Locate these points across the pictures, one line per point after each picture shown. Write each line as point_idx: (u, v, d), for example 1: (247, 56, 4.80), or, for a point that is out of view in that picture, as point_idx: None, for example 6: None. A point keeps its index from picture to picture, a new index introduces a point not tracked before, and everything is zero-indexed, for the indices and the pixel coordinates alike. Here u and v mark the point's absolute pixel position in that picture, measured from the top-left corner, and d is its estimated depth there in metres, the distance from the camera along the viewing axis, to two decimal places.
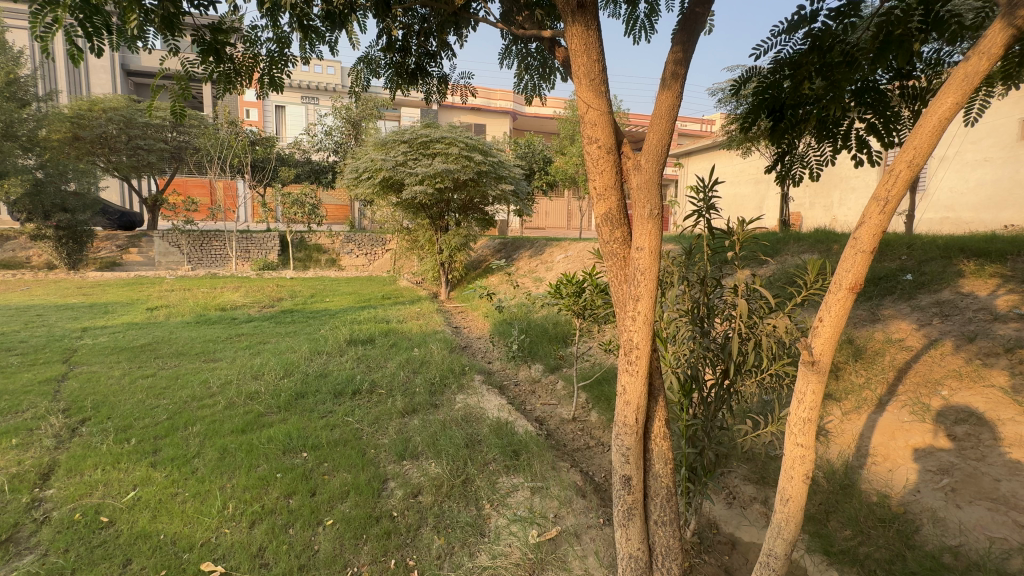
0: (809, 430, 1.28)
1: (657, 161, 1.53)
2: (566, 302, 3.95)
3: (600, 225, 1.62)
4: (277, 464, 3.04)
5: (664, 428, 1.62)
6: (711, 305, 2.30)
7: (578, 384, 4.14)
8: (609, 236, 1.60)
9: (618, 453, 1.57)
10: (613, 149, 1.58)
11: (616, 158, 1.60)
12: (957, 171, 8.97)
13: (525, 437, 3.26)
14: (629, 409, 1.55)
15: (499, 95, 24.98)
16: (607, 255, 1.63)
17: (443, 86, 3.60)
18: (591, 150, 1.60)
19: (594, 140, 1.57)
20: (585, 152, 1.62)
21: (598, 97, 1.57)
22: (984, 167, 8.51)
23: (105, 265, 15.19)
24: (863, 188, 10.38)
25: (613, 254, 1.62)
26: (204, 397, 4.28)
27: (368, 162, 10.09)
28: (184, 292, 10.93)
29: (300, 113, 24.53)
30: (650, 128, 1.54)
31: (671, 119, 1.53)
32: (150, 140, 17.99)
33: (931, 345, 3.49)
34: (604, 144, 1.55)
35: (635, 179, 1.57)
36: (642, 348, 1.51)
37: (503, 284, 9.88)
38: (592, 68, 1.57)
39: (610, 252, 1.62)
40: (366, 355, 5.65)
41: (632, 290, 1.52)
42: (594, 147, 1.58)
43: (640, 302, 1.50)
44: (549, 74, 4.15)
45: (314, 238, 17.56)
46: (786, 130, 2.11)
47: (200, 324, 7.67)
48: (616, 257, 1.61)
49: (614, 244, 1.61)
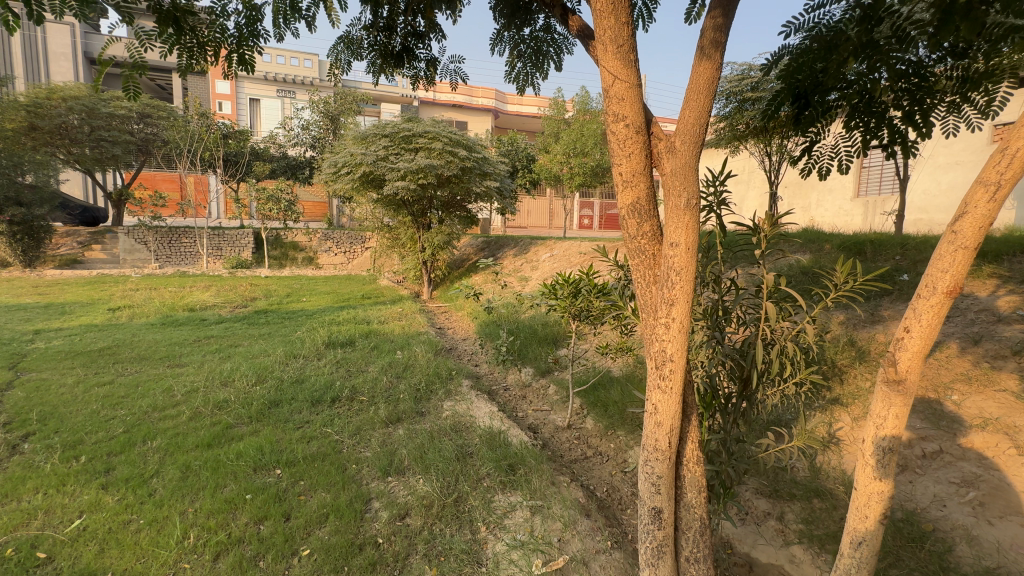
0: (890, 462, 1.33)
1: (693, 142, 1.32)
2: (561, 303, 3.75)
3: (624, 215, 1.44)
4: (246, 484, 2.74)
5: (698, 453, 1.48)
6: (729, 307, 2.11)
7: (573, 390, 3.93)
8: (636, 230, 1.41)
9: (648, 482, 1.42)
10: (643, 131, 1.40)
11: (645, 140, 1.41)
12: (929, 173, 9.08)
13: (521, 449, 3.04)
14: (661, 431, 1.39)
15: (481, 92, 24.74)
16: (634, 249, 1.45)
17: (430, 71, 3.32)
18: (617, 131, 1.40)
19: (622, 118, 1.38)
20: (610, 132, 1.43)
21: (627, 68, 1.37)
22: (956, 169, 8.65)
23: (66, 263, 14.33)
24: (840, 190, 10.49)
25: (641, 250, 1.43)
26: (166, 407, 3.93)
27: (347, 156, 9.69)
28: (151, 291, 10.38)
29: (276, 106, 23.90)
30: (685, 104, 1.34)
31: (710, 94, 1.33)
32: (114, 132, 17.16)
33: (935, 347, 3.39)
34: (632, 123, 1.36)
35: (667, 163, 1.38)
36: (677, 363, 1.34)
37: (488, 283, 9.64)
38: (621, 34, 1.37)
39: (637, 250, 1.44)
40: (346, 359, 5.33)
41: (666, 294, 1.34)
42: (620, 126, 1.39)
43: (675, 309, 1.33)
44: (541, 63, 3.95)
45: (291, 236, 17.00)
46: (813, 118, 1.98)
47: (165, 326, 7.21)
48: (644, 255, 1.43)
49: (642, 238, 1.42)
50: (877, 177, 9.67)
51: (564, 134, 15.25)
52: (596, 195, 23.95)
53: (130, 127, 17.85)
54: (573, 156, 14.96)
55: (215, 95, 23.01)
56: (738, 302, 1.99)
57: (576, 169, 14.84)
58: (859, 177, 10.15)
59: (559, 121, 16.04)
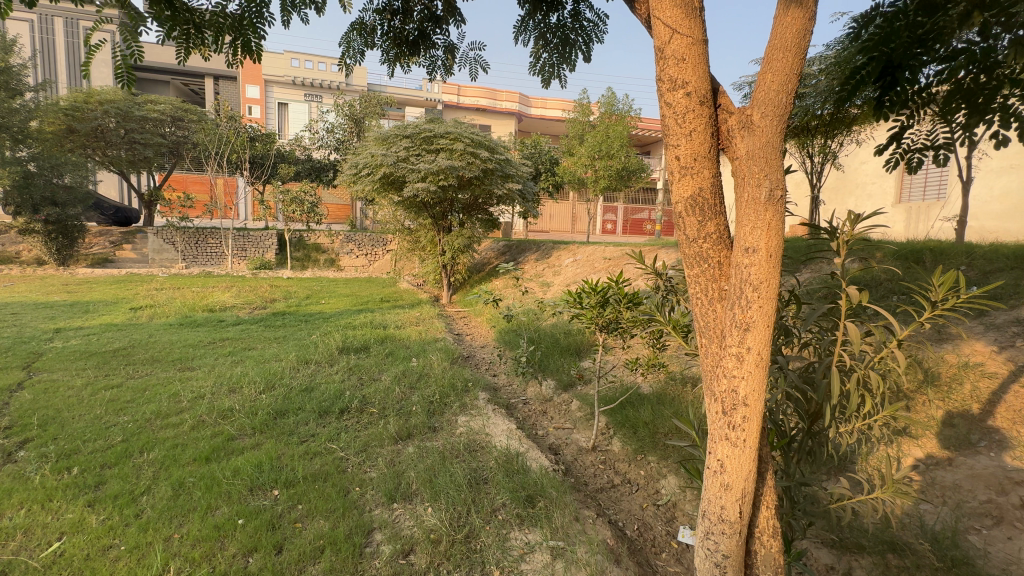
0: None
1: (775, 123, 1.20)
2: (587, 313, 3.42)
3: (684, 210, 1.33)
4: (238, 507, 2.51)
5: (773, 525, 1.40)
6: (793, 328, 1.79)
7: (599, 408, 3.60)
8: (698, 232, 1.31)
9: (711, 556, 1.36)
10: (710, 107, 1.30)
11: (712, 118, 1.31)
12: (981, 177, 8.49)
13: (542, 476, 2.74)
14: (730, 496, 1.30)
15: (505, 95, 24.59)
16: (695, 254, 1.34)
17: (450, 58, 3.05)
18: (678, 100, 1.31)
19: (684, 87, 1.28)
20: (667, 103, 1.33)
21: (693, 35, 1.28)
22: (1010, 174, 8.06)
23: (98, 261, 14.69)
24: (880, 195, 9.91)
25: (705, 257, 1.33)
26: (170, 414, 3.76)
27: (368, 157, 9.57)
28: (175, 290, 10.46)
29: (303, 110, 24.31)
30: (764, 70, 1.22)
31: (798, 59, 1.19)
32: (147, 135, 17.60)
33: (1019, 372, 2.94)
34: (695, 92, 1.27)
35: (742, 143, 1.27)
36: (751, 407, 1.23)
37: (509, 289, 9.39)
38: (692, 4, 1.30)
39: (700, 254, 1.34)
40: (359, 366, 5.10)
41: (736, 317, 1.23)
42: (681, 96, 1.30)
43: (750, 335, 1.21)
44: (569, 54, 3.66)
45: (313, 238, 17.11)
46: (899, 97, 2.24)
47: (183, 327, 7.16)
48: (710, 266, 1.32)
49: (707, 243, 1.31)
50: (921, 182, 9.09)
51: (588, 136, 14.94)
52: (620, 199, 23.53)
53: (162, 130, 18.32)
54: (598, 159, 14.60)
55: (245, 100, 23.50)
56: (809, 320, 1.70)
57: (601, 173, 14.48)
58: (901, 182, 9.59)
59: (584, 123, 15.71)
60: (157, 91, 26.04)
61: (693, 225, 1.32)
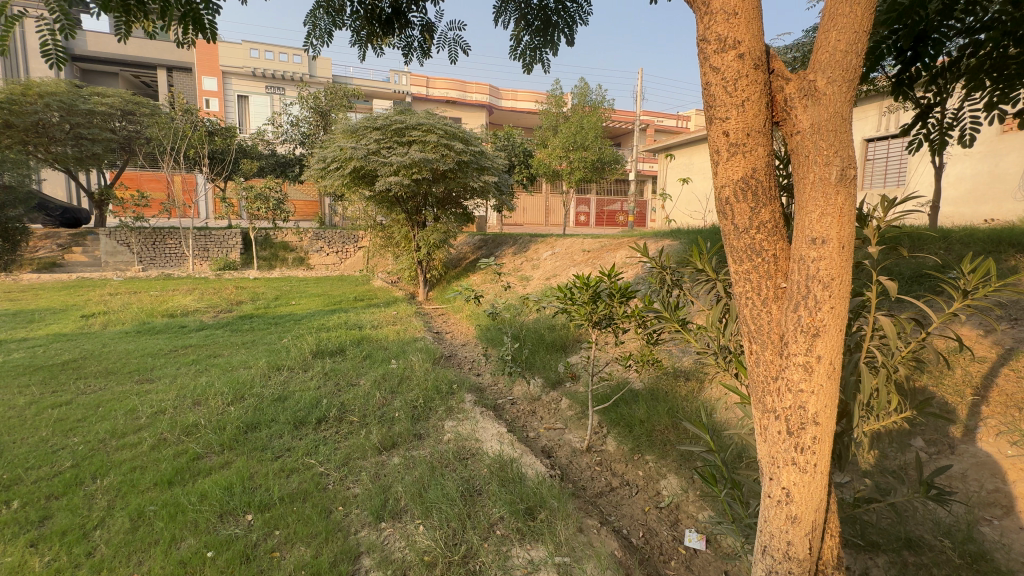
0: None
1: (841, 100, 1.20)
2: (576, 310, 3.25)
3: (732, 197, 1.32)
4: (208, 537, 2.26)
5: (835, 550, 1.43)
6: None
7: (593, 407, 3.46)
8: (756, 224, 1.30)
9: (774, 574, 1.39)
10: (765, 81, 1.28)
11: (766, 93, 1.30)
12: None
13: (540, 485, 2.58)
14: (800, 528, 1.33)
15: (474, 87, 24.20)
16: (747, 248, 1.33)
17: (426, 38, 2.82)
18: (732, 67, 1.27)
19: (737, 47, 1.25)
20: (717, 73, 1.30)
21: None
22: (964, 161, 8.44)
23: (45, 265, 13.69)
24: None
25: (760, 250, 1.32)
26: (127, 432, 3.43)
27: (336, 150, 9.14)
28: (131, 295, 9.82)
29: (265, 103, 23.32)
30: (827, 37, 1.22)
31: (865, 27, 1.18)
32: (95, 130, 16.50)
33: (1009, 354, 2.94)
34: (752, 60, 1.26)
35: (805, 120, 1.26)
36: (822, 423, 1.26)
37: (487, 283, 9.21)
38: None
39: (757, 248, 1.33)
40: (335, 371, 4.83)
41: (803, 321, 1.23)
42: (735, 62, 1.27)
43: (819, 340, 1.22)
44: (551, 36, 3.49)
45: (280, 236, 16.45)
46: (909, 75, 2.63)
47: (141, 334, 6.68)
48: (769, 262, 1.32)
49: (761, 236, 1.31)
50: (882, 169, 9.35)
51: (562, 128, 14.80)
52: (593, 191, 23.61)
53: (111, 125, 17.21)
54: (572, 150, 14.50)
55: (202, 93, 22.38)
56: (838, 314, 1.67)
57: (575, 164, 14.43)
58: (863, 171, 9.84)
59: (557, 114, 15.58)
60: (105, 83, 24.52)
61: (745, 214, 1.31)
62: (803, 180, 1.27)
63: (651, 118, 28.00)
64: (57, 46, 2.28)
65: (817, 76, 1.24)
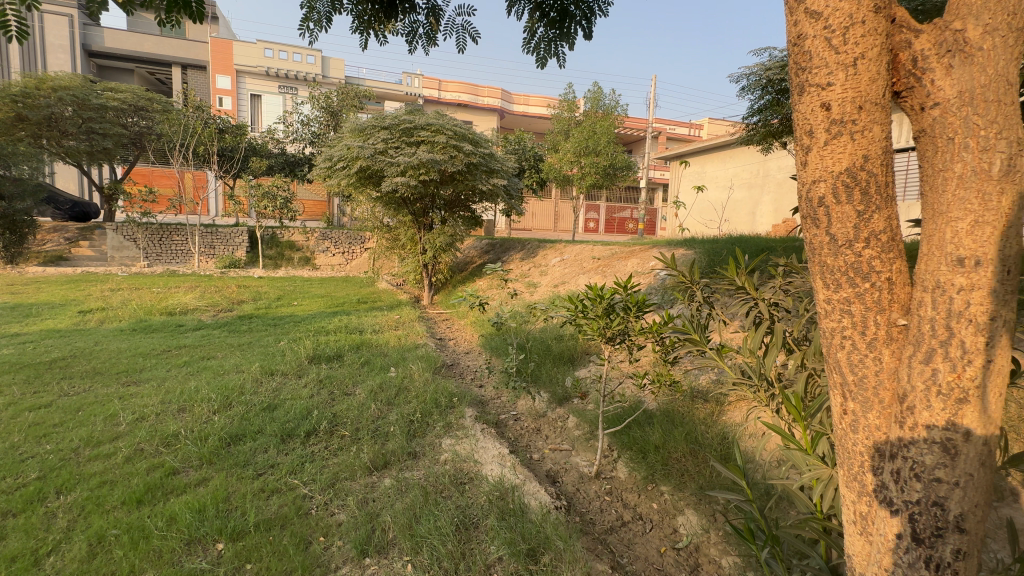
0: None
1: (996, 69, 0.99)
2: (588, 325, 2.99)
3: (830, 197, 1.11)
4: (170, 570, 2.02)
5: None
6: None
7: (605, 429, 3.17)
8: (869, 234, 1.08)
9: None
10: (888, 43, 1.07)
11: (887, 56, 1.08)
12: None
13: (543, 521, 2.32)
14: None
15: (487, 91, 24.09)
16: (850, 266, 1.11)
17: (433, 22, 2.59)
18: (845, 21, 1.07)
19: None
20: (824, 34, 1.10)
21: None
22: None
23: (50, 259, 13.63)
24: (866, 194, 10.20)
25: (873, 272, 1.10)
26: (102, 441, 3.21)
27: (343, 149, 8.97)
28: (133, 291, 9.68)
29: (277, 102, 23.36)
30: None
31: None
32: (107, 125, 16.45)
33: None
34: (874, 14, 1.05)
35: (943, 97, 1.05)
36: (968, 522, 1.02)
37: (493, 289, 8.99)
38: None
39: (870, 266, 1.10)
40: (331, 378, 4.59)
41: (942, 375, 1.01)
42: (848, 15, 1.06)
43: (965, 408, 1.01)
44: (568, 28, 3.26)
45: (287, 235, 16.34)
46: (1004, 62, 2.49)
47: (136, 332, 6.49)
48: (883, 284, 1.10)
49: (871, 251, 1.09)
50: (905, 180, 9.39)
51: (573, 133, 14.59)
52: (602, 197, 23.41)
53: (124, 120, 17.26)
54: (583, 156, 14.29)
55: (215, 91, 22.49)
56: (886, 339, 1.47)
57: (586, 170, 14.19)
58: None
59: (569, 119, 15.36)
60: (121, 79, 24.70)
61: (849, 219, 1.09)
62: (941, 177, 1.06)
63: (663, 125, 27.75)
64: (17, 15, 2.06)
65: (964, 27, 1.03)
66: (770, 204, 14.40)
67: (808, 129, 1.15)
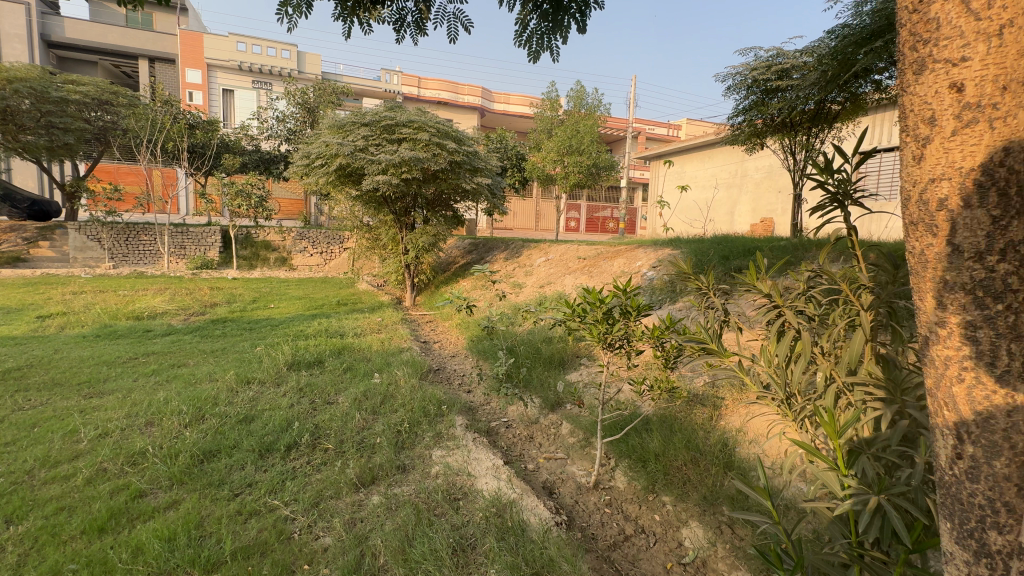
0: None
1: None
2: (587, 330, 2.87)
3: (956, 194, 0.88)
4: None
5: None
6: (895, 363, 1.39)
7: (603, 438, 3.06)
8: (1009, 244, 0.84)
9: None
10: None
11: None
12: None
13: (546, 541, 2.19)
14: None
15: (467, 89, 23.88)
16: (977, 285, 0.88)
17: (422, 9, 2.43)
18: None
19: None
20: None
21: None
22: None
23: (7, 260, 12.87)
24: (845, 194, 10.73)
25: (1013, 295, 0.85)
26: (61, 460, 2.95)
27: (321, 146, 8.67)
28: (97, 294, 9.18)
29: (251, 98, 22.68)
30: None
31: None
32: (68, 119, 15.66)
33: None
34: None
35: None
36: None
37: (478, 290, 8.83)
38: None
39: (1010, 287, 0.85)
40: (312, 386, 4.37)
41: None
42: None
43: None
44: (562, 21, 3.15)
45: (262, 234, 15.83)
46: None
47: (100, 339, 6.12)
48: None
49: (1009, 266, 0.85)
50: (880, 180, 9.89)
51: (556, 131, 14.52)
52: (583, 196, 23.46)
53: (86, 115, 16.46)
54: (566, 155, 14.23)
55: (185, 85, 21.69)
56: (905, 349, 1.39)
57: (569, 169, 14.11)
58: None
59: (552, 117, 15.27)
60: (84, 71, 23.60)
61: (982, 224, 0.86)
62: None
63: (643, 125, 27.98)
64: None
65: None
66: (747, 203, 14.80)
67: (929, 116, 0.92)
